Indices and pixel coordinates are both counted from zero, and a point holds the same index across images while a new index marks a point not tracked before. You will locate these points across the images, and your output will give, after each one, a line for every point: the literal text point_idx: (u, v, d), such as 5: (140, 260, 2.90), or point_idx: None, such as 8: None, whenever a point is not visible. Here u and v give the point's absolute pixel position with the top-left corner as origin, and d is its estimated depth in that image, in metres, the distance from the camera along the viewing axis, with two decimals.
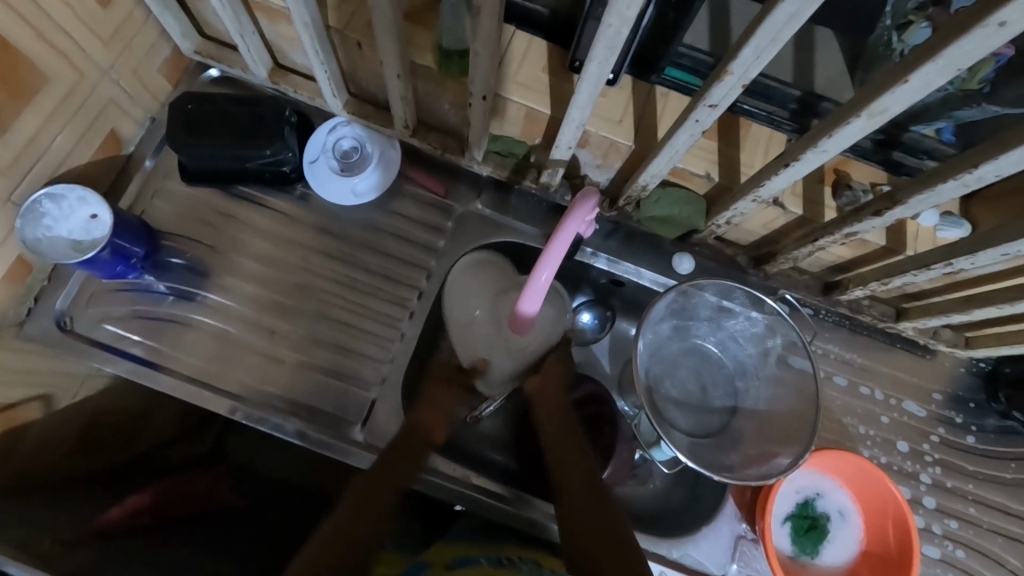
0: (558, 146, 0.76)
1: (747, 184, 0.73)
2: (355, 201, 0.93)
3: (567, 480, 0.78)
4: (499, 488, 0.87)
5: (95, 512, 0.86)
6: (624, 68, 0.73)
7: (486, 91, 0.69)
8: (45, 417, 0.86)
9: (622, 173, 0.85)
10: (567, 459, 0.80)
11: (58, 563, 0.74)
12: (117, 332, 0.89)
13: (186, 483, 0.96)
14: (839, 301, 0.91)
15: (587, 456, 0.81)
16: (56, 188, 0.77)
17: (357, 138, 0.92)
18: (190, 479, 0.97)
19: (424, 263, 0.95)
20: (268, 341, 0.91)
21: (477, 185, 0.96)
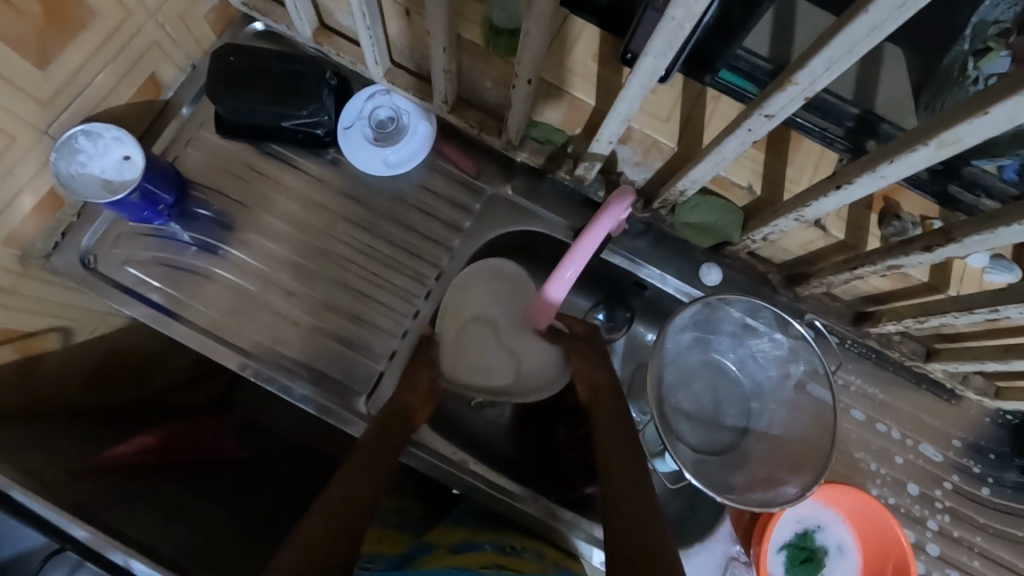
0: (599, 139, 0.73)
1: (792, 201, 0.69)
2: (385, 171, 0.91)
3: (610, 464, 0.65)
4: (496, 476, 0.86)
5: (101, 446, 0.87)
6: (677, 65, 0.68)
7: (532, 75, 0.67)
8: (64, 348, 0.89)
9: (660, 175, 0.82)
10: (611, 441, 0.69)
11: (61, 490, 0.75)
12: (138, 276, 0.90)
13: (191, 431, 0.97)
14: (868, 333, 0.87)
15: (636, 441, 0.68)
16: (92, 126, 0.77)
17: (394, 108, 0.90)
18: (196, 427, 0.98)
19: (447, 242, 0.94)
20: (284, 302, 0.91)
21: (510, 169, 0.94)
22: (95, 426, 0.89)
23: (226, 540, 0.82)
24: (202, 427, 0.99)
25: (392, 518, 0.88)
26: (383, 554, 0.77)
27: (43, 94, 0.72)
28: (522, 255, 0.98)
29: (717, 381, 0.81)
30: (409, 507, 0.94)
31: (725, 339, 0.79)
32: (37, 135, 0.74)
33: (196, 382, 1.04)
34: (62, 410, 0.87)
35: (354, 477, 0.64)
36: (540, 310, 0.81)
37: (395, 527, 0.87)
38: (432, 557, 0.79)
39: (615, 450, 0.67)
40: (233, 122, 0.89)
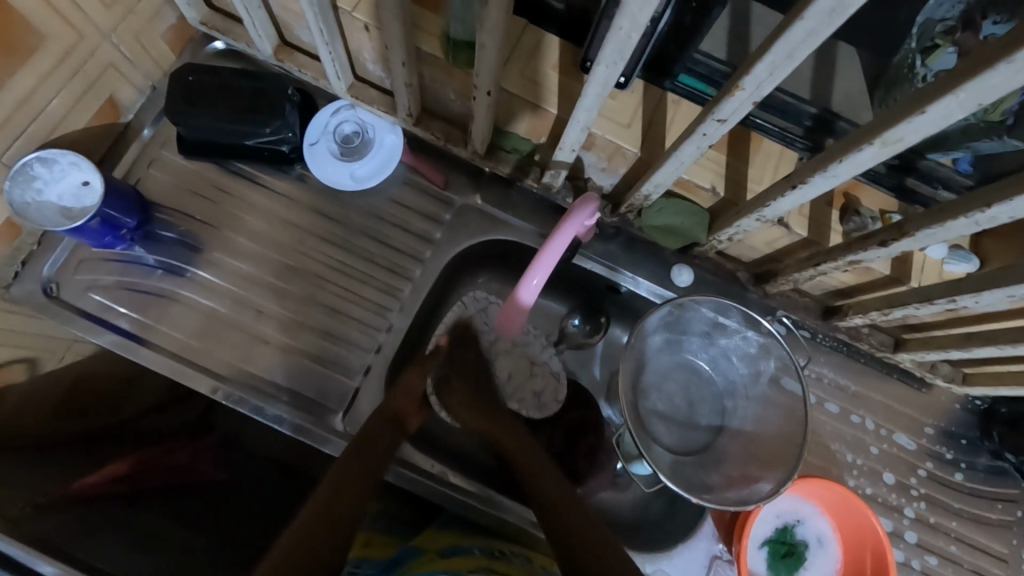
0: (562, 147, 0.74)
1: (753, 201, 0.70)
2: (352, 186, 0.90)
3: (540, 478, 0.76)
4: (474, 486, 0.86)
5: (66, 479, 0.85)
6: (636, 71, 0.70)
7: (492, 86, 0.67)
8: (27, 380, 0.86)
9: (626, 179, 0.83)
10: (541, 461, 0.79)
11: (27, 525, 0.74)
12: (103, 301, 0.88)
13: (166, 456, 0.96)
14: (837, 327, 0.89)
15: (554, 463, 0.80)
16: (47, 151, 0.75)
17: (359, 122, 0.90)
18: (170, 452, 0.97)
19: (419, 254, 0.93)
20: (256, 323, 0.90)
21: (478, 179, 0.94)
22: (64, 455, 0.88)
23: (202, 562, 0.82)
24: (175, 450, 0.98)
25: (380, 523, 0.88)
26: (370, 559, 0.79)
27: None
28: (495, 263, 0.98)
29: (691, 383, 0.81)
30: (398, 510, 0.93)
31: (696, 339, 0.79)
32: None
33: (160, 410, 0.99)
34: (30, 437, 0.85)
35: (346, 476, 0.72)
36: (510, 314, 0.82)
37: (387, 534, 0.87)
38: (419, 561, 0.76)
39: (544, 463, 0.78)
40: (195, 141, 0.87)
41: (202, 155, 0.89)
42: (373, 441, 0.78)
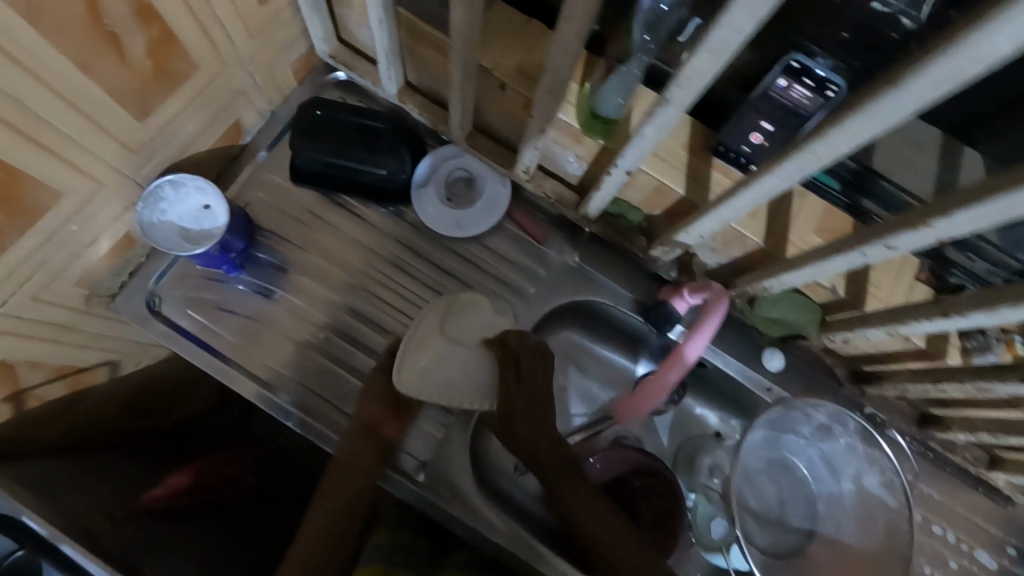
0: (689, 232, 0.73)
1: (883, 313, 0.68)
2: (457, 233, 0.90)
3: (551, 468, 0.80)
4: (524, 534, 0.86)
5: (137, 492, 0.86)
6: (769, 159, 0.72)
7: (635, 167, 0.67)
8: (106, 380, 0.94)
9: (737, 263, 0.82)
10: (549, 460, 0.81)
11: (105, 540, 0.74)
12: (200, 320, 0.87)
13: (220, 467, 0.99)
14: (932, 436, 0.86)
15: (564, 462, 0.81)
16: (178, 175, 0.74)
17: (470, 170, 0.90)
18: (226, 462, 1.00)
19: (510, 306, 0.92)
20: (342, 357, 0.89)
21: (578, 237, 0.93)
22: (128, 467, 0.89)
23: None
24: (230, 462, 1.00)
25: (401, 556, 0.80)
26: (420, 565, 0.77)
27: (135, 142, 0.69)
28: (574, 318, 0.97)
29: (783, 480, 0.79)
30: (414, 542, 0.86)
31: (799, 440, 0.77)
32: (125, 181, 0.71)
33: (203, 421, 1.04)
34: (104, 433, 0.88)
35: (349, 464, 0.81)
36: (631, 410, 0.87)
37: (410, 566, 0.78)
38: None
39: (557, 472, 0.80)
40: (308, 171, 0.87)
41: (312, 184, 0.89)
42: (357, 453, 0.82)
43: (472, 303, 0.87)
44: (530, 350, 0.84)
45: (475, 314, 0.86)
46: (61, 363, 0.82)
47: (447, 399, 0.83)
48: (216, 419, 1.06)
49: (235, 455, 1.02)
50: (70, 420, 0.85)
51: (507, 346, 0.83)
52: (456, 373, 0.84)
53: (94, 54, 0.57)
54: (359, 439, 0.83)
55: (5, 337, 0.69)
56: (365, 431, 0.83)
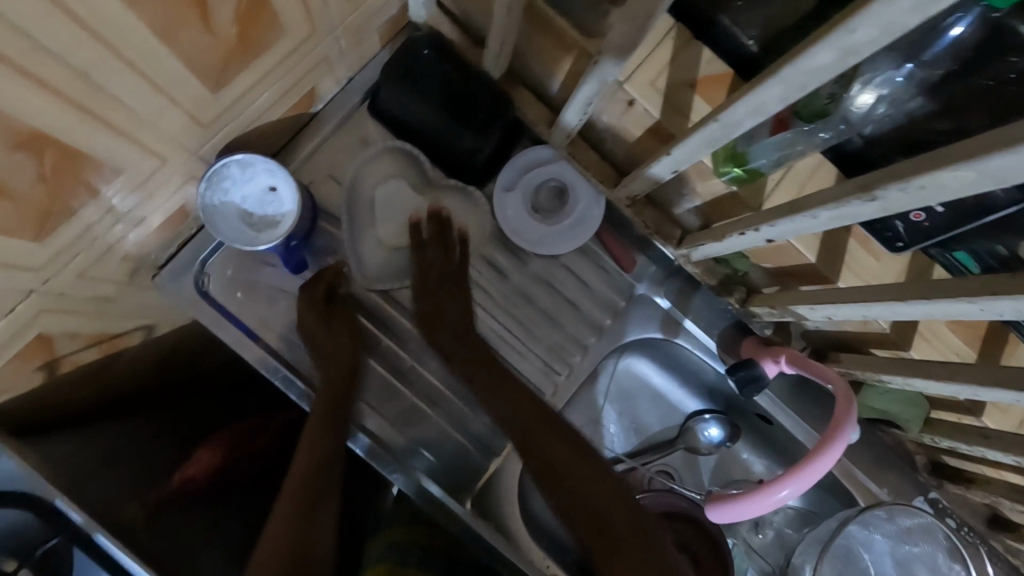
0: (811, 309, 0.66)
1: (1015, 439, 0.61)
2: (538, 250, 0.82)
3: (548, 454, 0.68)
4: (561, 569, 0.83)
5: (165, 473, 0.81)
6: (921, 242, 0.62)
7: (777, 238, 0.59)
8: (141, 344, 0.83)
9: (845, 338, 0.75)
10: (555, 449, 0.68)
11: (141, 535, 0.71)
12: (247, 302, 0.79)
13: (246, 439, 0.92)
14: (999, 540, 0.82)
15: (580, 449, 0.69)
16: (248, 155, 0.65)
17: (565, 181, 0.81)
18: (248, 432, 0.93)
19: (583, 339, 0.86)
20: (395, 363, 0.82)
21: (666, 271, 0.85)
22: (157, 442, 0.84)
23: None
24: (255, 431, 0.94)
25: (413, 559, 0.74)
26: None
27: (206, 116, 0.59)
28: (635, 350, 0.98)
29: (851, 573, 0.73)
30: (428, 538, 0.80)
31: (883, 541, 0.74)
32: (186, 157, 0.62)
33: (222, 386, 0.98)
34: (133, 398, 0.84)
35: (316, 452, 0.70)
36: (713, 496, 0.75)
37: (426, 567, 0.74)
38: None
39: (565, 455, 0.68)
40: (385, 116, 0.78)
41: (392, 158, 0.80)
42: (318, 446, 0.70)
43: (397, 193, 0.80)
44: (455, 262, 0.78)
45: (406, 189, 0.80)
46: (98, 332, 0.73)
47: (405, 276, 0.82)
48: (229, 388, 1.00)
49: (257, 424, 0.96)
50: (101, 383, 0.79)
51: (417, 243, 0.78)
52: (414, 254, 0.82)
53: (175, 23, 0.47)
54: (318, 432, 0.71)
55: (44, 314, 0.61)
56: (328, 416, 0.71)
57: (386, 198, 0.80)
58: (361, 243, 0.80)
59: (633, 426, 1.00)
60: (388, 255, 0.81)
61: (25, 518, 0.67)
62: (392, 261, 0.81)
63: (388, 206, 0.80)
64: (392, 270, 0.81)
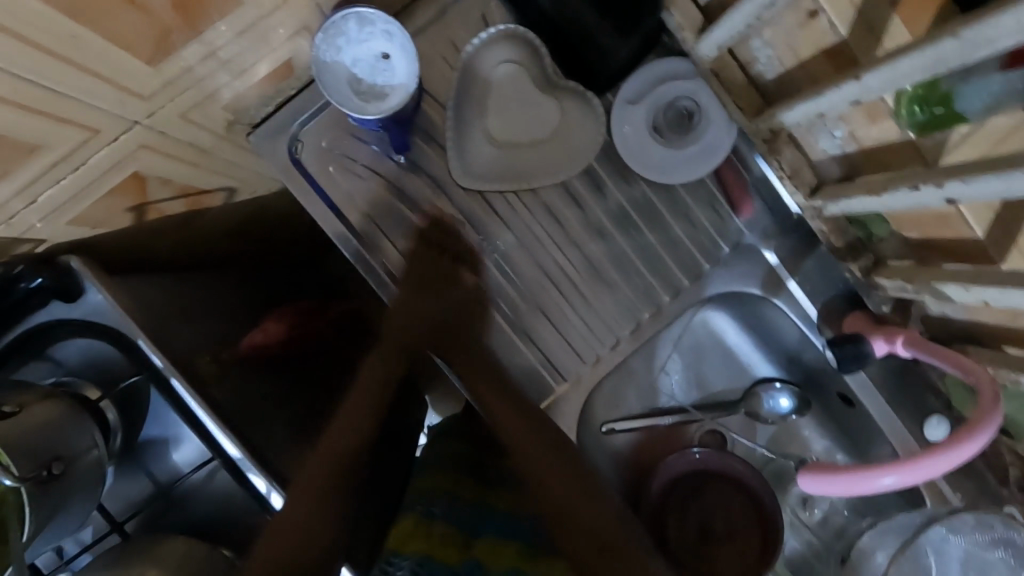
0: (967, 289, 0.57)
1: None
2: (653, 174, 0.75)
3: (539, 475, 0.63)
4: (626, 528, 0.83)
5: (235, 336, 0.83)
6: None
7: (965, 200, 0.50)
8: (221, 206, 0.87)
9: (976, 329, 0.67)
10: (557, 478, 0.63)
11: (212, 383, 0.72)
12: (336, 180, 0.73)
13: (307, 318, 0.94)
14: None
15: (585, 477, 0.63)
16: (369, 9, 0.59)
17: (698, 102, 0.73)
18: (314, 313, 0.95)
19: (676, 281, 0.79)
20: (476, 268, 0.76)
21: (784, 223, 0.77)
22: (233, 303, 0.86)
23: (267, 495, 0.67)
24: (318, 313, 0.96)
25: (441, 513, 0.67)
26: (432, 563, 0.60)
27: None
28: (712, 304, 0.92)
29: None
30: (457, 485, 0.71)
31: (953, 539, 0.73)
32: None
33: (294, 265, 1.00)
34: (216, 258, 0.86)
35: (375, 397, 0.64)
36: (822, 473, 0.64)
37: (453, 525, 0.66)
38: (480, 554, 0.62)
39: (561, 476, 0.63)
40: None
41: (506, 41, 0.71)
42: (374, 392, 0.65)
43: (516, 86, 0.72)
44: (448, 270, 0.71)
45: (525, 86, 0.72)
46: (185, 181, 0.71)
47: (511, 180, 0.74)
48: (297, 270, 1.01)
49: (318, 307, 0.97)
50: (186, 237, 0.82)
51: (419, 256, 0.72)
52: (522, 159, 0.74)
53: None
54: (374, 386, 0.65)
55: (144, 151, 0.59)
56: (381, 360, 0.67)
57: (505, 91, 0.72)
58: (466, 137, 0.73)
59: (696, 381, 0.95)
60: (494, 156, 0.74)
61: (111, 351, 0.67)
62: (497, 165, 0.74)
63: (503, 101, 0.73)
64: (493, 170, 0.74)
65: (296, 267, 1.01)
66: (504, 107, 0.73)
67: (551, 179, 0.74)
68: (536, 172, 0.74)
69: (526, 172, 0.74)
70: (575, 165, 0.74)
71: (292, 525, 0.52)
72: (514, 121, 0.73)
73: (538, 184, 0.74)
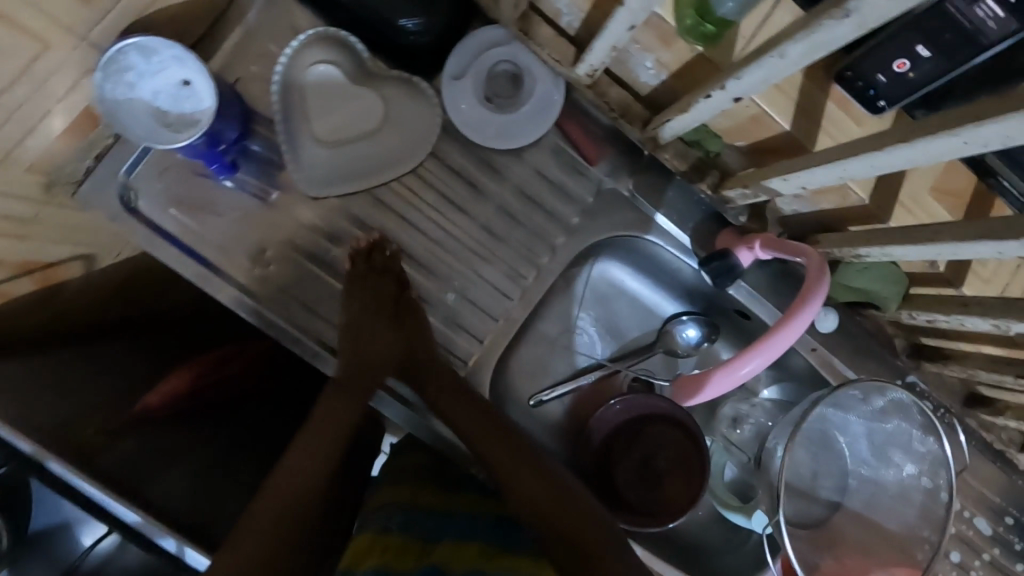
0: (787, 178, 0.61)
1: (994, 303, 0.58)
2: (495, 141, 0.76)
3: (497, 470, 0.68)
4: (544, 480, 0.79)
5: (127, 402, 0.76)
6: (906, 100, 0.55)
7: (746, 94, 0.53)
8: (82, 277, 0.81)
9: (823, 217, 0.70)
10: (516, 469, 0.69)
11: (96, 456, 0.67)
12: (186, 223, 0.71)
13: (219, 366, 0.90)
14: (974, 416, 0.82)
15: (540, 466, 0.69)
16: (146, 37, 0.57)
17: (520, 64, 0.74)
18: (226, 360, 0.91)
19: (551, 240, 0.80)
20: (348, 274, 0.75)
21: (635, 161, 0.80)
22: (134, 369, 0.82)
23: (179, 553, 0.68)
24: (230, 359, 0.92)
25: (396, 525, 0.71)
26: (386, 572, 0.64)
27: None
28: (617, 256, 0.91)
29: (823, 454, 0.74)
30: (415, 495, 0.77)
31: (859, 420, 0.73)
32: (76, 41, 0.55)
33: (195, 316, 0.97)
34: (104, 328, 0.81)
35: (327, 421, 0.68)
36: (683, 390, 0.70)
37: (407, 536, 0.71)
38: None
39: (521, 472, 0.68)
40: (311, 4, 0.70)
41: (325, 45, 0.70)
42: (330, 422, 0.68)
43: (336, 83, 0.72)
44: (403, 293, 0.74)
45: (346, 82, 0.72)
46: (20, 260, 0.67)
47: (357, 177, 0.74)
48: (204, 320, 0.98)
49: (229, 351, 0.92)
50: (58, 311, 0.75)
51: (358, 284, 0.72)
52: (362, 154, 0.74)
53: None
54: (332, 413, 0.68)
55: None
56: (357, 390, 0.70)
57: (329, 91, 0.72)
58: (299, 145, 0.72)
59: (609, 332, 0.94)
60: (336, 158, 0.73)
61: None
62: (341, 166, 0.74)
63: (329, 102, 0.73)
64: (338, 172, 0.74)
65: (194, 318, 0.96)
66: (332, 107, 0.73)
67: (398, 170, 0.75)
68: (383, 167, 0.74)
69: (373, 168, 0.74)
70: (419, 150, 0.75)
71: (250, 544, 0.57)
72: (345, 119, 0.73)
73: (388, 177, 0.75)
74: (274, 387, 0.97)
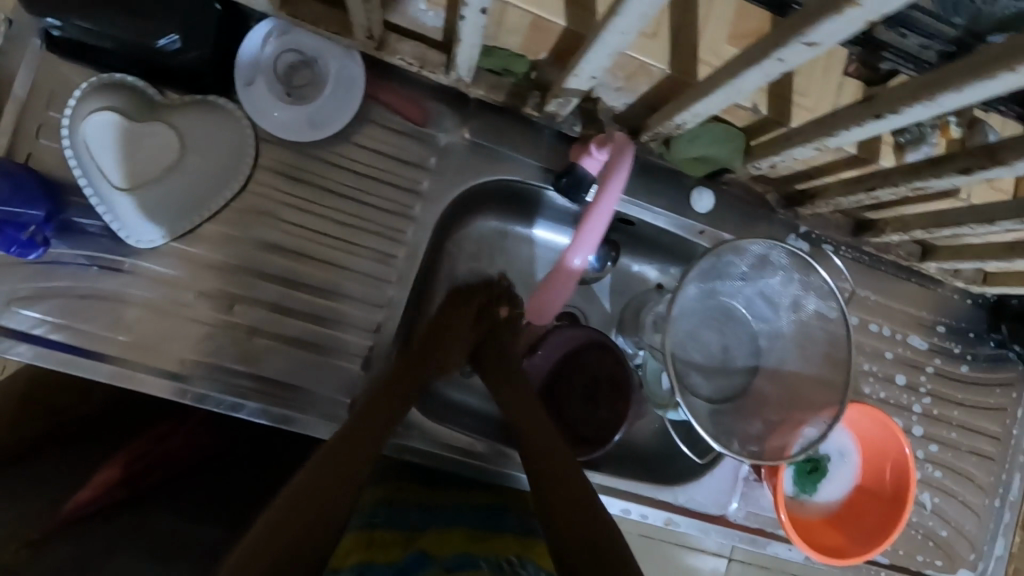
0: (577, 74, 0.61)
1: (812, 127, 0.59)
2: (313, 133, 0.74)
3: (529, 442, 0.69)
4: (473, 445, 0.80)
5: (53, 501, 0.70)
6: None
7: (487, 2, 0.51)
8: None
9: (647, 100, 0.69)
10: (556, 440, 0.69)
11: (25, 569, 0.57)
12: (33, 316, 0.67)
13: (154, 444, 0.84)
14: (867, 242, 0.84)
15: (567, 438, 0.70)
16: None
17: (305, 50, 0.73)
18: (161, 437, 0.85)
19: (408, 209, 0.78)
20: (211, 309, 0.71)
21: (462, 107, 0.78)
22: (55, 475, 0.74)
23: None
24: (168, 435, 0.86)
25: (381, 519, 0.71)
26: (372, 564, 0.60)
27: None
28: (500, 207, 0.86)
29: (725, 325, 0.77)
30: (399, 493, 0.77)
31: (736, 281, 0.74)
32: None
33: (111, 410, 0.90)
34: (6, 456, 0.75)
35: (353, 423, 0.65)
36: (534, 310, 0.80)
37: (395, 528, 0.68)
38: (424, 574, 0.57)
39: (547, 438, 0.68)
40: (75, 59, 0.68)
41: (114, 94, 0.69)
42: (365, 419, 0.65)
43: (125, 126, 0.69)
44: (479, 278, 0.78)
45: (134, 122, 0.70)
46: None
47: (187, 212, 0.72)
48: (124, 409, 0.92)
49: (164, 429, 0.86)
50: None
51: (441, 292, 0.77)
52: (182, 188, 0.72)
53: None
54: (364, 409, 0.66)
55: None
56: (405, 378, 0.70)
57: (122, 136, 0.69)
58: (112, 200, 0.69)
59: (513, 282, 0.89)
60: (158, 199, 0.71)
61: None
62: (166, 206, 0.71)
63: (126, 148, 0.70)
64: (166, 213, 0.71)
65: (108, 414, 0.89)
66: (132, 152, 0.70)
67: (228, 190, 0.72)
68: (210, 194, 0.72)
69: (200, 198, 0.72)
70: (240, 165, 0.73)
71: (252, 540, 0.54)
72: (151, 159, 0.71)
73: (220, 201, 0.72)
74: (224, 450, 0.91)
